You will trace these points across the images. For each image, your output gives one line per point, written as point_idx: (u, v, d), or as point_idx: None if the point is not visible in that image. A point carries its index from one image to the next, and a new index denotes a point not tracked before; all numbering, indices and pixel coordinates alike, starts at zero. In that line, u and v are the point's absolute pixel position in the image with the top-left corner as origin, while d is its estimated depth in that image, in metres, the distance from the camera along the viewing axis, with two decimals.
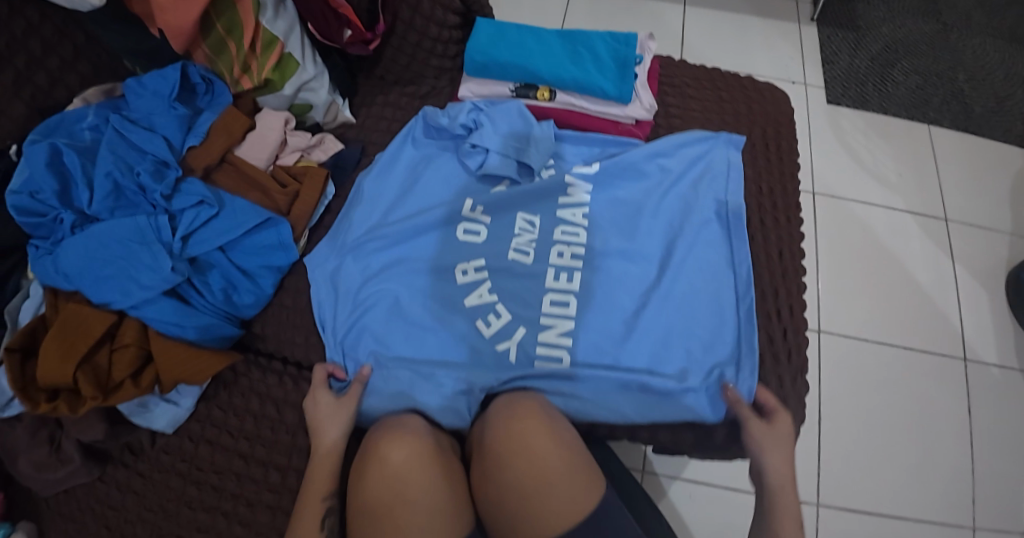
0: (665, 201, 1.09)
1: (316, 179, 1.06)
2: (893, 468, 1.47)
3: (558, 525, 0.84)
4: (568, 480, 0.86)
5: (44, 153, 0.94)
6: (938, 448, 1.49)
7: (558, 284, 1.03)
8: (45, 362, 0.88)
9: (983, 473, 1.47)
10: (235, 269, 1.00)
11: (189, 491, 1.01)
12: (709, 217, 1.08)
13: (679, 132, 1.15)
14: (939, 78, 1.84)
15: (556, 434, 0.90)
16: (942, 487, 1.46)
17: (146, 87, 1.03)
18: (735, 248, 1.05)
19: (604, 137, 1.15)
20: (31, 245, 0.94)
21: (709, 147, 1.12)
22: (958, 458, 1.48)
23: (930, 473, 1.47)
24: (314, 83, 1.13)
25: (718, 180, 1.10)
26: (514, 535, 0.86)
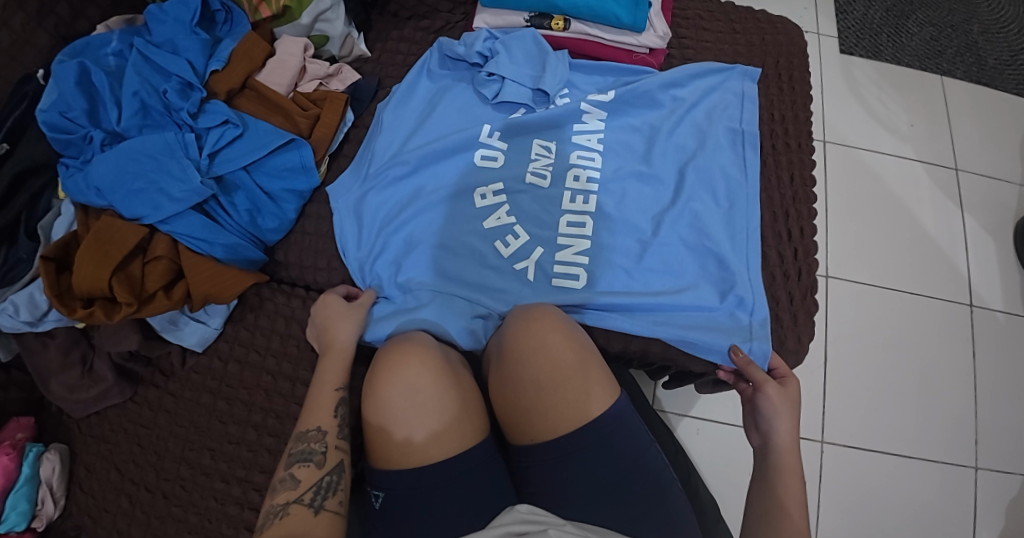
0: (681, 127, 1.10)
1: (335, 105, 1.09)
2: (897, 407, 1.50)
3: (572, 420, 0.88)
4: (580, 379, 0.90)
5: (73, 72, 0.98)
6: (941, 390, 1.51)
7: (574, 205, 1.06)
8: (80, 270, 0.92)
9: (985, 414, 1.50)
10: (259, 190, 1.03)
11: (220, 406, 1.05)
12: (723, 144, 1.10)
13: (693, 63, 1.16)
14: (954, 30, 1.83)
15: (567, 338, 0.93)
16: (945, 427, 1.49)
17: (167, 14, 1.05)
18: (747, 174, 1.07)
19: (618, 66, 1.15)
20: (62, 164, 0.99)
21: (725, 79, 1.13)
22: (960, 400, 1.51)
23: (933, 413, 1.50)
24: (331, 13, 1.14)
25: (733, 108, 1.12)
26: (529, 433, 0.90)
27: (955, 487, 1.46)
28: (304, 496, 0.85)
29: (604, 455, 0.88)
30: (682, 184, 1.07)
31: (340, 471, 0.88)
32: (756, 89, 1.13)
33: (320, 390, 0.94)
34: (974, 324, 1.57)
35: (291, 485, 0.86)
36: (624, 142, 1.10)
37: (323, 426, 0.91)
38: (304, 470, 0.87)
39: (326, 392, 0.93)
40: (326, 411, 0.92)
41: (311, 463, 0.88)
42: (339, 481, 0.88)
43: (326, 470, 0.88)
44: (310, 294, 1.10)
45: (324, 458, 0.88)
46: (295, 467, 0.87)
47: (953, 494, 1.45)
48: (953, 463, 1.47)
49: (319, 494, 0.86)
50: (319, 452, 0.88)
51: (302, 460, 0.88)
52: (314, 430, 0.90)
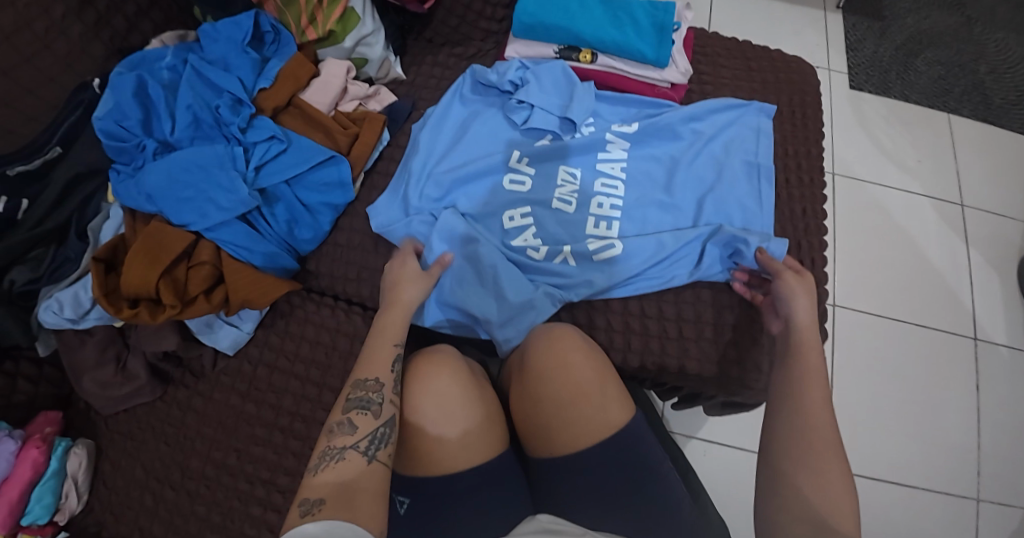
0: (701, 159, 1.15)
1: (373, 125, 1.14)
2: (898, 436, 1.53)
3: (591, 430, 0.93)
4: (600, 395, 0.94)
5: (131, 84, 1.04)
6: (945, 421, 1.55)
7: (597, 231, 1.11)
8: (129, 272, 0.96)
9: (988, 446, 1.54)
10: (298, 203, 1.08)
11: (247, 408, 1.09)
12: (740, 176, 1.14)
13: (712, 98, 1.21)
14: (961, 70, 1.89)
15: (587, 355, 0.97)
16: (947, 458, 1.52)
17: (220, 33, 1.12)
18: (762, 207, 1.12)
19: (641, 99, 1.20)
20: (114, 169, 1.04)
21: (741, 113, 1.19)
22: (963, 431, 1.55)
23: (936, 444, 1.53)
24: (371, 38, 1.20)
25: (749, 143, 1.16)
26: (550, 437, 0.95)
27: (957, 518, 1.49)
28: (360, 443, 0.87)
29: (622, 469, 0.92)
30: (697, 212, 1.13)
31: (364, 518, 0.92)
32: (771, 122, 1.18)
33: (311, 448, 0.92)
34: (979, 357, 1.61)
35: (349, 429, 0.88)
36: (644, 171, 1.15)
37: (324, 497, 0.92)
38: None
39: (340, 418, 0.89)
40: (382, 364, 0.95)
41: (369, 412, 0.90)
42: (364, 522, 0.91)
43: (382, 420, 0.90)
44: (338, 304, 1.15)
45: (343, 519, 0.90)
46: (354, 413, 0.89)
47: (955, 525, 1.48)
48: (952, 492, 1.50)
49: (373, 443, 0.87)
50: (376, 402, 0.90)
51: (360, 408, 0.89)
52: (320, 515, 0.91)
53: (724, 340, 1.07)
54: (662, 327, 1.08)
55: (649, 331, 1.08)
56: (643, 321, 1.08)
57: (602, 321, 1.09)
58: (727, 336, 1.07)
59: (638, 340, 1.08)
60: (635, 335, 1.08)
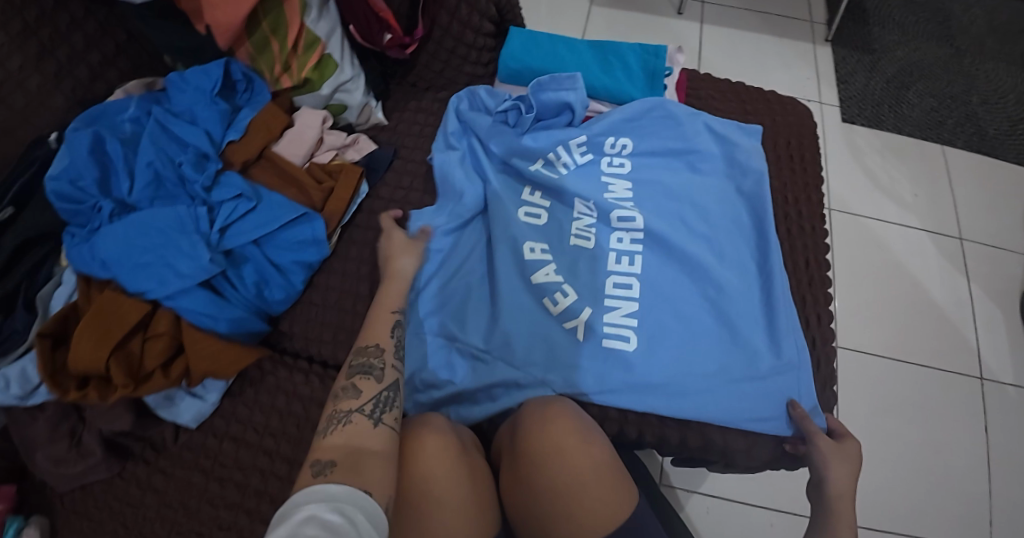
0: (716, 200, 1.12)
1: (350, 177, 1.08)
2: (908, 483, 1.45)
3: (597, 509, 0.86)
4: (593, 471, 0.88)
5: (86, 141, 0.96)
6: (955, 468, 1.47)
7: (620, 267, 1.07)
8: (76, 349, 0.88)
9: (1001, 494, 1.45)
10: (268, 263, 1.00)
11: (211, 487, 1.00)
12: (744, 193, 1.12)
13: (721, 124, 1.17)
14: (953, 101, 1.86)
15: (575, 425, 0.92)
16: (956, 506, 1.44)
17: (187, 82, 1.05)
18: (764, 240, 1.09)
19: (650, 133, 1.16)
20: (68, 233, 0.95)
21: (704, 121, 1.16)
22: (976, 476, 1.46)
23: (945, 491, 1.45)
24: (351, 84, 1.15)
25: (757, 200, 1.12)
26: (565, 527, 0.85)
27: None
28: (364, 407, 0.83)
29: None
30: (721, 233, 1.09)
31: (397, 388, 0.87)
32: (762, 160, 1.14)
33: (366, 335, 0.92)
34: (986, 397, 1.53)
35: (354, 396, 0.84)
36: (672, 173, 1.14)
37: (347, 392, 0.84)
38: (364, 382, 0.86)
39: (384, 314, 0.95)
40: (383, 329, 0.94)
41: (371, 376, 0.87)
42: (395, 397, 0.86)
43: (385, 385, 0.87)
44: (313, 367, 1.07)
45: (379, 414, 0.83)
46: (356, 378, 0.86)
47: None
48: None
49: (377, 407, 0.83)
50: (378, 367, 0.88)
51: (362, 373, 0.87)
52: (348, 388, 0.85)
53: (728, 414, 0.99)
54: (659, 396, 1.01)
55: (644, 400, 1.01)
56: None
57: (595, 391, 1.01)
58: None
59: (635, 410, 1.00)
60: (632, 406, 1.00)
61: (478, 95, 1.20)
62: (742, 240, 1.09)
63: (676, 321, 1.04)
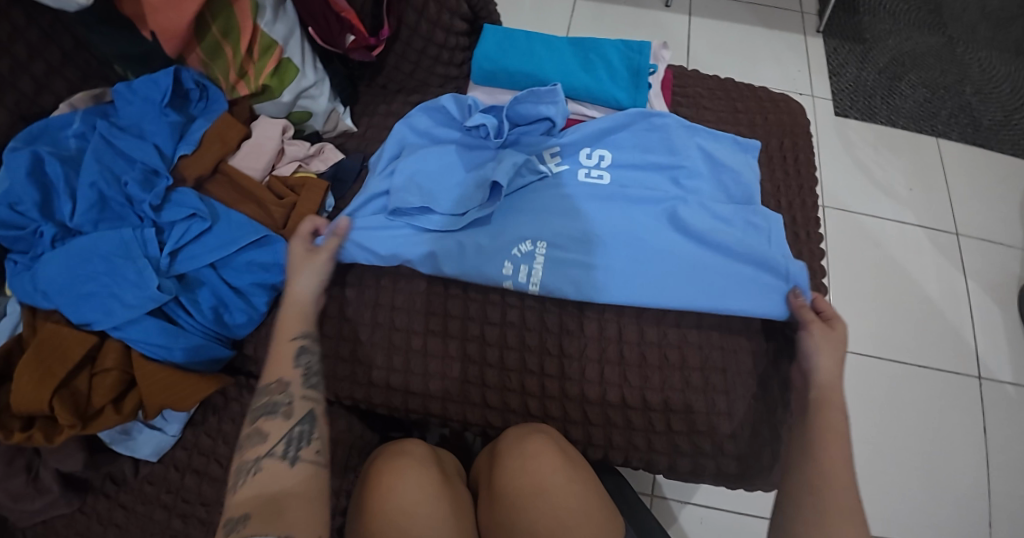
0: (709, 224, 1.00)
1: (314, 193, 1.02)
2: (904, 485, 1.41)
3: (569, 508, 0.83)
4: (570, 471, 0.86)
5: (24, 161, 0.89)
6: (951, 470, 1.42)
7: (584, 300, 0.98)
8: (18, 390, 0.83)
9: (999, 494, 1.40)
10: (226, 286, 0.94)
11: (174, 524, 0.94)
12: (748, 234, 1.00)
13: (713, 135, 1.06)
14: (947, 92, 1.80)
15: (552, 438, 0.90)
16: (951, 506, 1.39)
17: (135, 93, 0.99)
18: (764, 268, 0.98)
19: (638, 148, 1.06)
20: (9, 260, 0.90)
21: (698, 136, 1.05)
22: (973, 476, 1.42)
23: (940, 492, 1.40)
24: (314, 90, 1.09)
25: (760, 240, 1.00)
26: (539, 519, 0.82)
27: None
28: (275, 448, 0.81)
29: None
30: (706, 256, 0.99)
31: (311, 421, 0.84)
32: (781, 219, 1.02)
33: (277, 341, 0.90)
34: (983, 397, 1.48)
35: (260, 438, 0.82)
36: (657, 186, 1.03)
37: (285, 377, 0.87)
38: (271, 422, 0.83)
39: (284, 344, 0.90)
40: (286, 362, 0.88)
41: (277, 414, 0.84)
42: (311, 430, 0.84)
43: (294, 420, 0.84)
44: None
45: (291, 409, 0.84)
46: (261, 419, 0.83)
47: None
48: None
49: (290, 444, 0.81)
50: (284, 402, 0.85)
51: (266, 413, 0.84)
52: (276, 383, 0.86)
53: (718, 433, 0.96)
54: (648, 421, 0.96)
55: (633, 425, 0.97)
56: (626, 415, 0.97)
57: (578, 415, 0.97)
58: (725, 427, 0.96)
59: (622, 436, 0.97)
60: (618, 431, 0.97)
61: (440, 99, 1.08)
62: (735, 277, 0.98)
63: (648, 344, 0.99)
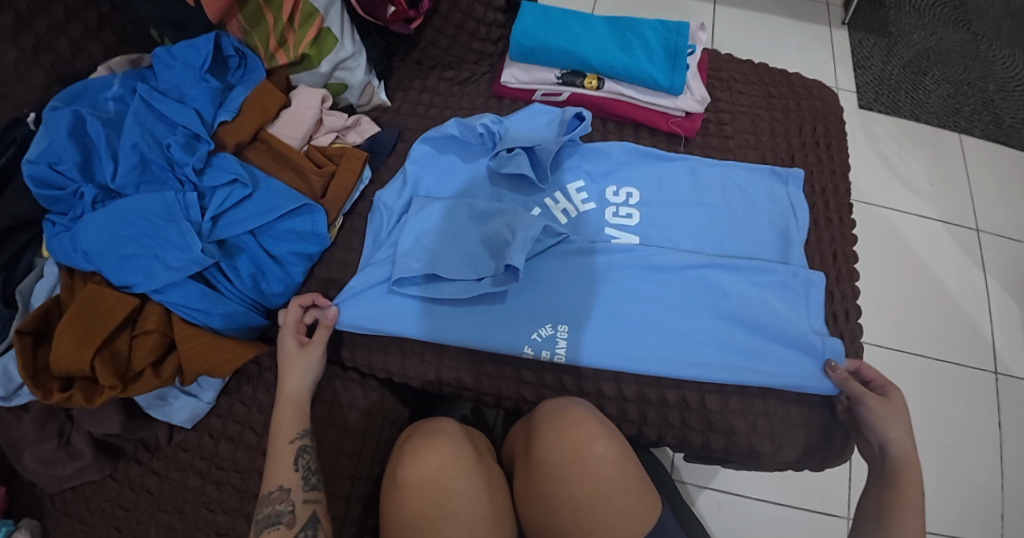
0: (743, 286, 0.99)
1: (352, 163, 1.01)
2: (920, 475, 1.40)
3: (608, 479, 0.82)
4: (607, 442, 0.85)
5: (66, 121, 0.89)
6: (968, 465, 1.42)
7: (613, 338, 0.96)
8: (58, 349, 0.83)
9: (1013, 490, 1.40)
10: (265, 254, 0.94)
11: (207, 491, 0.93)
12: (781, 275, 0.99)
13: (743, 165, 1.09)
14: (970, 88, 1.78)
15: (585, 410, 0.88)
16: (966, 500, 1.39)
17: (175, 58, 0.98)
18: (796, 305, 0.99)
19: (671, 177, 1.07)
20: (48, 220, 0.89)
21: (727, 171, 1.08)
22: (988, 472, 1.41)
23: (955, 486, 1.40)
24: (351, 62, 1.08)
25: (797, 305, 0.99)
26: (578, 499, 0.81)
27: None
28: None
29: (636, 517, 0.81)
30: (737, 299, 0.98)
31: (315, 524, 0.83)
32: (824, 279, 1.00)
33: (276, 445, 0.87)
34: (1000, 392, 1.48)
35: None
36: (688, 223, 1.04)
37: (285, 483, 0.85)
38: (274, 533, 0.82)
39: (282, 446, 0.87)
40: (285, 464, 0.86)
41: (281, 525, 0.82)
42: (315, 535, 0.83)
43: (297, 528, 0.83)
44: None
45: (293, 517, 0.83)
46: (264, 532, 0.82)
47: None
48: None
49: None
50: (286, 512, 0.83)
51: (270, 523, 0.82)
52: (277, 490, 0.84)
53: (753, 412, 0.96)
54: (682, 398, 0.97)
55: (667, 402, 0.97)
56: (660, 392, 0.97)
57: (612, 391, 0.97)
58: (759, 408, 0.96)
59: (656, 412, 0.97)
60: (652, 407, 0.97)
61: (466, 120, 1.07)
62: (768, 313, 0.97)
63: (686, 365, 0.95)
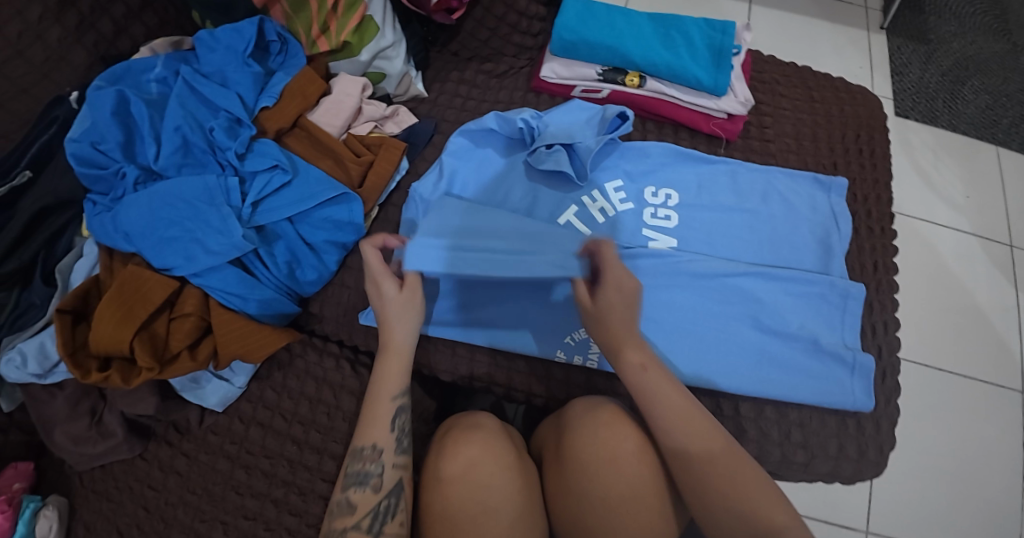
0: (781, 297, 0.98)
1: (391, 153, 1.01)
2: (944, 493, 1.38)
3: (645, 482, 0.81)
4: (644, 445, 0.83)
5: (111, 101, 0.89)
6: (993, 485, 1.39)
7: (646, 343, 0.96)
8: (98, 329, 0.83)
9: None
10: (301, 241, 0.94)
11: (236, 475, 0.93)
12: (820, 286, 0.99)
13: (785, 171, 1.07)
14: (1010, 100, 1.74)
15: (623, 412, 0.87)
16: (991, 520, 1.37)
17: (218, 41, 0.97)
18: (833, 316, 0.98)
19: (711, 180, 1.06)
20: (89, 200, 0.90)
21: (770, 176, 1.07)
22: (1013, 492, 1.39)
23: (979, 506, 1.38)
24: (391, 51, 1.07)
25: (834, 317, 0.98)
26: (615, 501, 0.80)
27: None
28: (361, 522, 0.80)
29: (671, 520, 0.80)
30: (773, 310, 0.98)
31: (399, 493, 0.82)
32: (864, 290, 0.99)
33: (376, 402, 0.85)
34: None
35: (348, 510, 0.80)
36: (727, 228, 1.03)
37: (379, 444, 0.83)
38: (360, 494, 0.81)
39: (382, 405, 0.85)
40: (382, 424, 0.85)
41: (368, 487, 0.82)
42: (397, 504, 0.82)
43: (383, 492, 0.82)
44: (344, 352, 0.99)
45: (380, 481, 0.82)
46: (351, 491, 0.81)
47: None
48: None
49: (376, 519, 0.80)
50: (375, 475, 0.82)
51: (357, 484, 0.82)
52: (370, 449, 0.83)
53: (788, 421, 0.96)
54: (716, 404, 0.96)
55: None
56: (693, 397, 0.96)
57: None
58: (792, 417, 0.96)
59: None
60: None
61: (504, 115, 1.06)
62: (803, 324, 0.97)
63: (718, 374, 0.95)
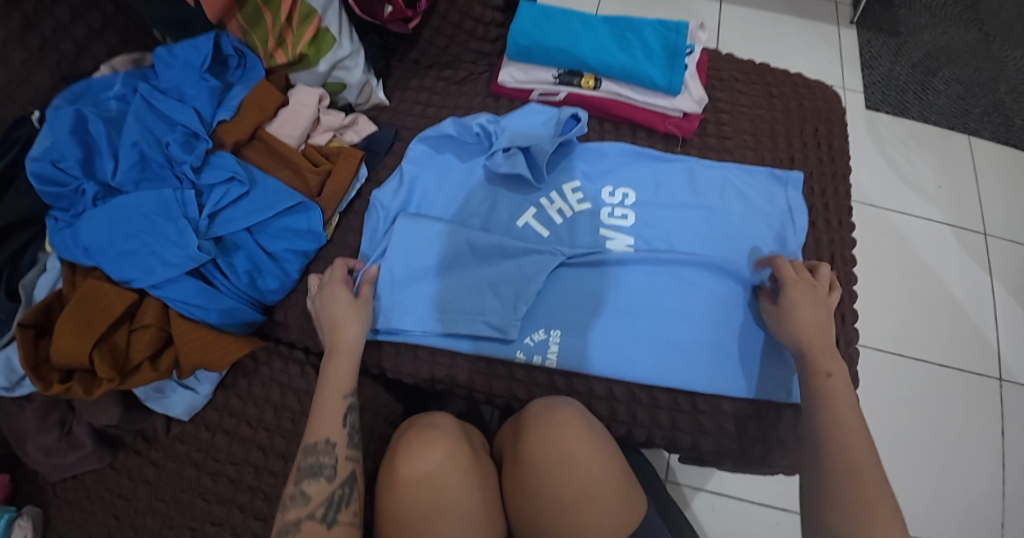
0: (735, 292, 1.00)
1: (348, 161, 1.03)
2: (916, 480, 1.40)
3: (594, 483, 0.83)
4: (597, 446, 0.85)
5: (69, 119, 0.91)
6: (966, 471, 1.41)
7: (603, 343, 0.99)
8: (59, 342, 0.85)
9: (1013, 496, 1.40)
10: (261, 251, 0.96)
11: (203, 482, 0.95)
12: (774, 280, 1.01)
13: (740, 167, 1.09)
14: (981, 89, 1.76)
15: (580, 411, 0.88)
16: (965, 506, 1.39)
17: (176, 57, 1.00)
18: None
19: (666, 178, 1.08)
20: (51, 217, 0.92)
21: (726, 172, 1.09)
22: (987, 477, 1.41)
23: (953, 492, 1.40)
24: (349, 61, 1.09)
25: None
26: (566, 499, 0.83)
27: None
28: (315, 513, 0.83)
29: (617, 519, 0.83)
30: (727, 306, 1.00)
31: (352, 483, 0.86)
32: None
33: (324, 397, 0.89)
34: (1003, 398, 1.47)
35: (301, 502, 0.83)
36: (682, 226, 1.05)
37: (332, 437, 0.87)
38: (314, 485, 0.84)
39: (332, 401, 0.89)
40: (331, 420, 0.89)
41: (321, 477, 0.85)
42: (351, 493, 0.86)
43: (336, 482, 0.85)
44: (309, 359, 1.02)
45: (335, 471, 0.85)
46: (305, 483, 0.84)
47: None
48: None
49: (330, 508, 0.83)
50: (329, 465, 0.85)
51: (311, 475, 0.85)
52: (323, 443, 0.87)
53: (745, 414, 0.97)
54: (673, 400, 0.98)
55: (658, 403, 0.98)
56: (651, 393, 0.98)
57: (602, 390, 0.98)
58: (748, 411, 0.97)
59: (645, 413, 0.98)
60: (643, 408, 0.98)
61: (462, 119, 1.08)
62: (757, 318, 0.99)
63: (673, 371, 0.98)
